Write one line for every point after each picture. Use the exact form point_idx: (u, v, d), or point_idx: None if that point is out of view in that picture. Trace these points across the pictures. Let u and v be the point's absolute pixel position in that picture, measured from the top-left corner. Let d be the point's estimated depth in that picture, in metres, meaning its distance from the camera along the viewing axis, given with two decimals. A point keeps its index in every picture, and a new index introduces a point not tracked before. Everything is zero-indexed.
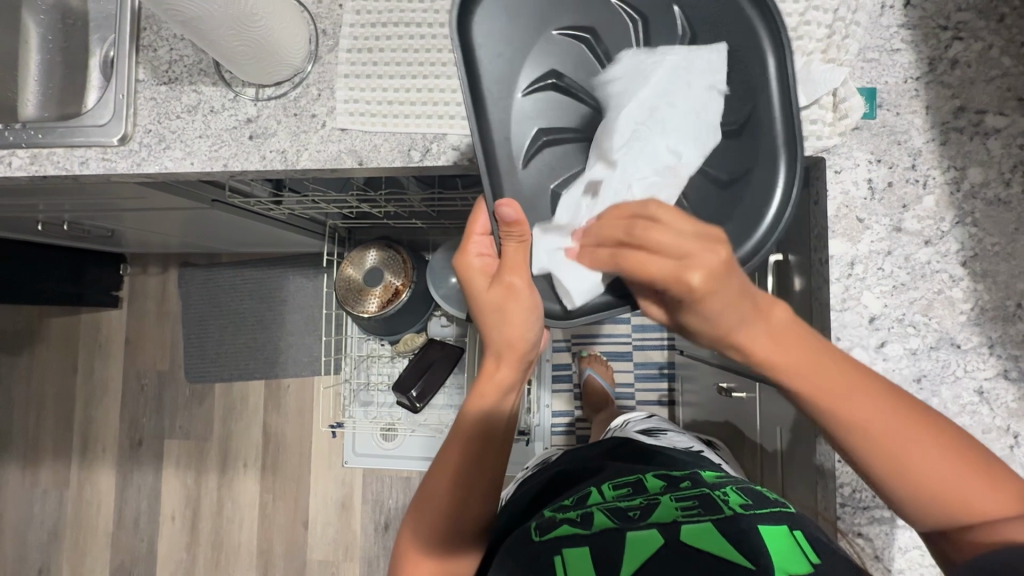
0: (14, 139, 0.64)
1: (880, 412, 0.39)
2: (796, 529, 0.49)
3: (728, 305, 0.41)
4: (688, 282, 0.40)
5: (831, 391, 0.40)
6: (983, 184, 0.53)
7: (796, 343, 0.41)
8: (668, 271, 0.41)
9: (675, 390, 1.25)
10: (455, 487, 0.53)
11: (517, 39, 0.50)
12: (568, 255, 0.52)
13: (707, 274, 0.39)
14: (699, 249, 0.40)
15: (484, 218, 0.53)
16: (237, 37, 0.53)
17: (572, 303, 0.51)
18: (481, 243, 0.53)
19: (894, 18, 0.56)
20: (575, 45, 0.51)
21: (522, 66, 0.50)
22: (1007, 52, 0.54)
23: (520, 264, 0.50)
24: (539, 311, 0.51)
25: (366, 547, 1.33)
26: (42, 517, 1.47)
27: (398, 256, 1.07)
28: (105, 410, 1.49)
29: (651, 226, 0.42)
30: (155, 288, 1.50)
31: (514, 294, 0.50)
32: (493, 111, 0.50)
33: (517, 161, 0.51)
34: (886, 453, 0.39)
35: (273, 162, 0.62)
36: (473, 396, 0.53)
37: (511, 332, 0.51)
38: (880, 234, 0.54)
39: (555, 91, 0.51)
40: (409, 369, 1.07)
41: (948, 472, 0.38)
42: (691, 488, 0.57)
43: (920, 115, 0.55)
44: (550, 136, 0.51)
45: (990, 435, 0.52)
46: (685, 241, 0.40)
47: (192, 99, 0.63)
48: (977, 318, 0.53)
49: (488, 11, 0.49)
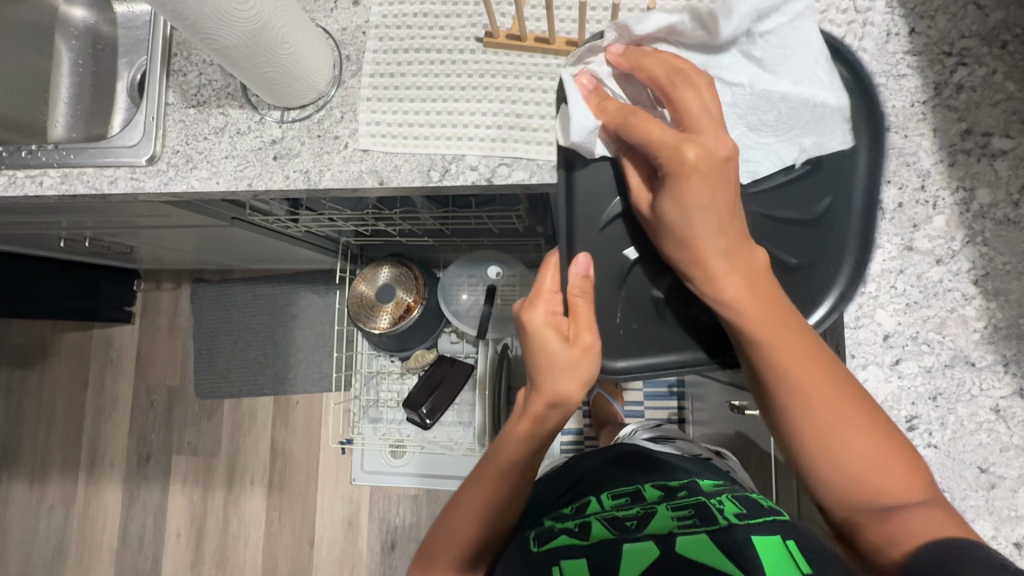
0: (47, 159, 0.66)
1: (816, 374, 0.44)
2: (789, 539, 0.49)
3: (704, 196, 0.44)
4: (685, 154, 0.43)
5: (786, 354, 0.44)
6: (992, 205, 0.54)
7: (764, 287, 0.45)
8: (671, 141, 0.44)
9: (684, 409, 1.24)
10: (487, 510, 0.56)
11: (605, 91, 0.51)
12: (622, 316, 0.52)
13: (703, 153, 0.43)
14: (709, 131, 0.45)
15: (553, 277, 0.53)
16: (267, 63, 0.55)
17: (617, 361, 0.52)
18: (551, 301, 0.54)
19: (899, 45, 0.58)
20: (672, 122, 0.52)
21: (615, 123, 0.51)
22: (1010, 77, 0.56)
23: (591, 323, 0.51)
24: (589, 373, 0.51)
25: (371, 566, 1.32)
26: (47, 533, 1.47)
27: (410, 273, 1.09)
28: (114, 425, 1.49)
29: (679, 85, 0.46)
30: (168, 303, 1.51)
31: (588, 352, 0.50)
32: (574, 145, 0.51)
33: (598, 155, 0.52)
34: (819, 424, 0.43)
35: (296, 181, 0.63)
36: (521, 427, 0.55)
37: (574, 383, 0.52)
38: (891, 253, 0.55)
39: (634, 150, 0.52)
40: (418, 386, 1.07)
41: (866, 463, 0.42)
42: (688, 498, 0.57)
43: (928, 137, 0.56)
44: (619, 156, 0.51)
45: (1008, 453, 0.52)
46: (699, 120, 0.45)
47: (219, 122, 0.65)
48: (991, 336, 0.53)
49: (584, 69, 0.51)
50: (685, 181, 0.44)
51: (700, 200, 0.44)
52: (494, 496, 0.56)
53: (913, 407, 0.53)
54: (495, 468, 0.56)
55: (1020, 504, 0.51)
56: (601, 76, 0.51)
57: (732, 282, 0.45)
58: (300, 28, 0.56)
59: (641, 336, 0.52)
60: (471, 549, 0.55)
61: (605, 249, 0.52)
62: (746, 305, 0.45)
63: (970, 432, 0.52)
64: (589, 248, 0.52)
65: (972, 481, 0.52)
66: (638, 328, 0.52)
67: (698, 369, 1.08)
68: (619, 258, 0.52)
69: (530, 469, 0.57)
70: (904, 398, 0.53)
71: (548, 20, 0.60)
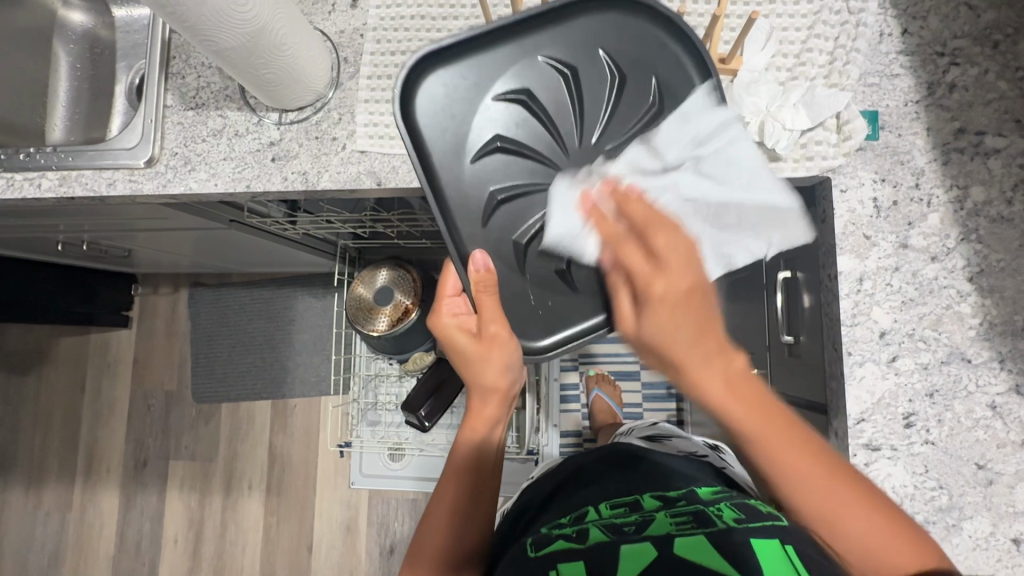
0: (46, 161, 0.66)
1: (810, 460, 0.45)
2: (788, 542, 0.48)
3: (682, 323, 0.45)
4: (652, 286, 0.46)
5: (782, 453, 0.45)
6: (986, 203, 0.55)
7: (746, 387, 0.46)
8: (643, 274, 0.47)
9: (683, 410, 1.24)
10: (455, 507, 0.58)
11: (472, 83, 0.54)
12: (535, 295, 0.55)
13: (671, 288, 0.45)
14: (680, 265, 0.46)
15: (452, 279, 0.60)
16: (265, 65, 0.55)
17: (541, 339, 0.55)
18: (452, 303, 0.60)
19: (892, 45, 0.59)
20: (512, 106, 0.54)
21: (492, 115, 0.54)
22: (1002, 76, 0.56)
23: (495, 312, 0.53)
24: (511, 354, 0.55)
25: (370, 570, 1.31)
26: (43, 539, 1.46)
27: (408, 275, 1.08)
28: (111, 430, 1.48)
29: (657, 227, 0.47)
30: (166, 308, 1.51)
31: (496, 343, 0.54)
32: (442, 139, 0.54)
33: (465, 154, 0.54)
34: (816, 507, 0.45)
35: (294, 183, 0.64)
36: (466, 427, 0.61)
37: (495, 373, 0.58)
38: (887, 251, 0.56)
39: (502, 151, 0.54)
40: (417, 389, 1.06)
41: (866, 528, 0.44)
42: (687, 506, 0.56)
43: (922, 136, 0.57)
44: (503, 142, 0.54)
45: (1005, 449, 0.52)
46: (672, 258, 0.46)
47: (218, 124, 0.66)
48: (986, 333, 0.53)
49: (446, 73, 0.54)
50: (654, 309, 0.45)
51: (670, 323, 0.45)
52: (457, 505, 0.59)
53: (910, 404, 0.53)
54: (452, 472, 0.60)
55: (1017, 499, 0.51)
56: (433, 88, 0.53)
57: (717, 391, 0.45)
58: (299, 31, 0.56)
59: (558, 311, 0.55)
60: (447, 550, 0.57)
61: (494, 240, 0.54)
62: (730, 408, 0.45)
63: (967, 429, 0.53)
64: (480, 246, 0.54)
65: (970, 478, 0.52)
66: (554, 304, 0.55)
67: None
68: (509, 242, 0.54)
69: (486, 469, 0.61)
70: (901, 395, 0.54)
71: None
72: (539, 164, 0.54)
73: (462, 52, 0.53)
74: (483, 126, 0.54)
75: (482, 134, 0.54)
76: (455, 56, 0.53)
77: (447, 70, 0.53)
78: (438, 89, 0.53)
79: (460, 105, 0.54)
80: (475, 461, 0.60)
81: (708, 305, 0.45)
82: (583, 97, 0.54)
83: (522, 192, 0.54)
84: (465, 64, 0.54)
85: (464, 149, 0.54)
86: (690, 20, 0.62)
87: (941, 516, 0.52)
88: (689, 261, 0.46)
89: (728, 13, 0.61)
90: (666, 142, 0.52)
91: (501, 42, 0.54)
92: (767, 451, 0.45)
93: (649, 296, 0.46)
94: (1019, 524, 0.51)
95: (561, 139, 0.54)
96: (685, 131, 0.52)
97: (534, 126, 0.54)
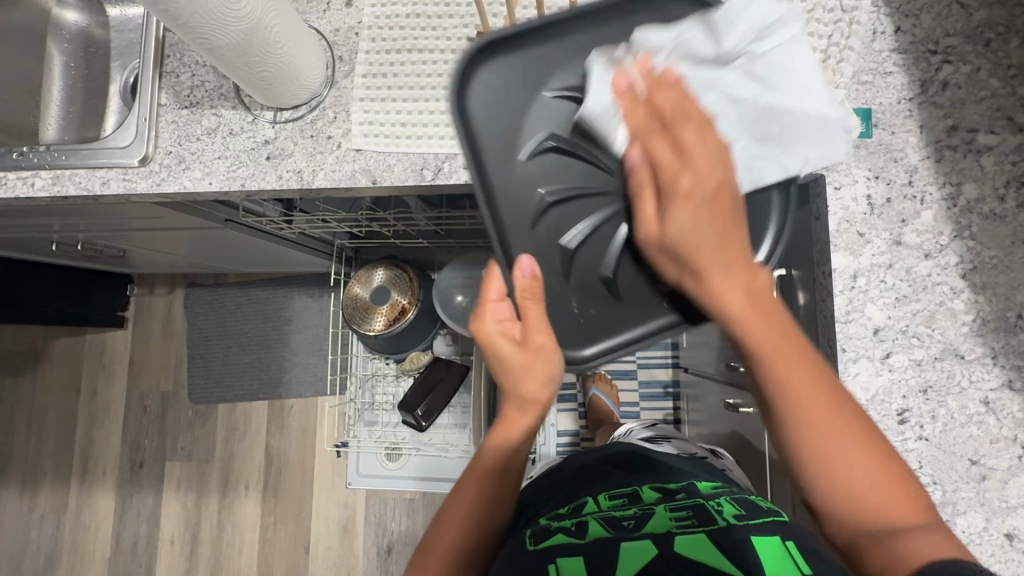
0: (39, 160, 0.66)
1: (814, 386, 0.42)
2: (787, 540, 0.49)
3: (700, 220, 0.41)
4: (677, 182, 0.42)
5: (792, 377, 0.42)
6: (979, 200, 0.55)
7: (765, 306, 0.42)
8: (668, 164, 0.42)
9: (680, 409, 1.24)
10: (475, 514, 0.57)
11: (529, 76, 0.50)
12: (579, 303, 0.52)
13: (695, 179, 0.41)
14: (706, 165, 0.42)
15: (497, 282, 0.52)
16: (259, 63, 0.55)
17: (585, 348, 0.52)
18: (498, 308, 0.52)
19: (885, 43, 0.59)
20: (570, 103, 0.50)
21: (550, 111, 0.50)
22: (994, 74, 0.57)
23: (542, 325, 0.50)
24: (559, 369, 0.51)
25: (367, 570, 1.31)
26: (38, 541, 1.45)
27: (404, 275, 1.08)
28: (107, 431, 1.48)
29: (686, 119, 0.43)
30: (161, 308, 1.50)
31: (540, 353, 0.50)
32: (494, 137, 0.50)
33: (518, 150, 0.50)
34: (815, 444, 0.41)
35: (289, 181, 0.64)
36: (497, 437, 0.56)
37: (536, 386, 0.52)
38: (881, 248, 0.56)
39: (557, 150, 0.50)
40: (413, 389, 1.07)
41: (857, 467, 0.40)
42: (686, 499, 0.57)
43: (915, 133, 0.57)
44: (558, 139, 0.50)
45: (998, 445, 0.52)
46: (702, 148, 0.42)
47: (212, 122, 0.65)
48: (979, 329, 0.54)
49: (501, 65, 0.50)
50: (680, 201, 0.41)
51: (691, 221, 0.41)
52: (477, 503, 0.57)
53: (904, 400, 0.54)
54: (478, 474, 0.58)
55: (1010, 495, 0.51)
56: (487, 79, 0.50)
57: (734, 301, 0.42)
58: (294, 29, 0.56)
59: (604, 320, 0.52)
60: (464, 552, 0.57)
61: (542, 245, 0.51)
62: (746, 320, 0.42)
63: (960, 425, 0.53)
64: (528, 250, 0.51)
65: (963, 473, 0.52)
66: (600, 314, 0.52)
67: (692, 369, 1.08)
68: (556, 248, 0.51)
69: (511, 475, 0.59)
70: (895, 391, 0.54)
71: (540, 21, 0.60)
72: (593, 165, 0.50)
73: (518, 43, 0.50)
74: (536, 123, 0.50)
75: (535, 131, 0.50)
76: (514, 48, 0.50)
77: (503, 60, 0.50)
78: (494, 83, 0.50)
79: (516, 100, 0.50)
80: (503, 468, 0.57)
81: (728, 208, 0.42)
82: None
83: (573, 195, 0.51)
84: (525, 57, 0.50)
85: (517, 144, 0.50)
86: None
87: None
88: (716, 156, 0.42)
89: None
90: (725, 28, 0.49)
91: (563, 33, 0.50)
92: (779, 374, 0.42)
93: (671, 186, 0.42)
94: (1011, 519, 0.51)
95: None
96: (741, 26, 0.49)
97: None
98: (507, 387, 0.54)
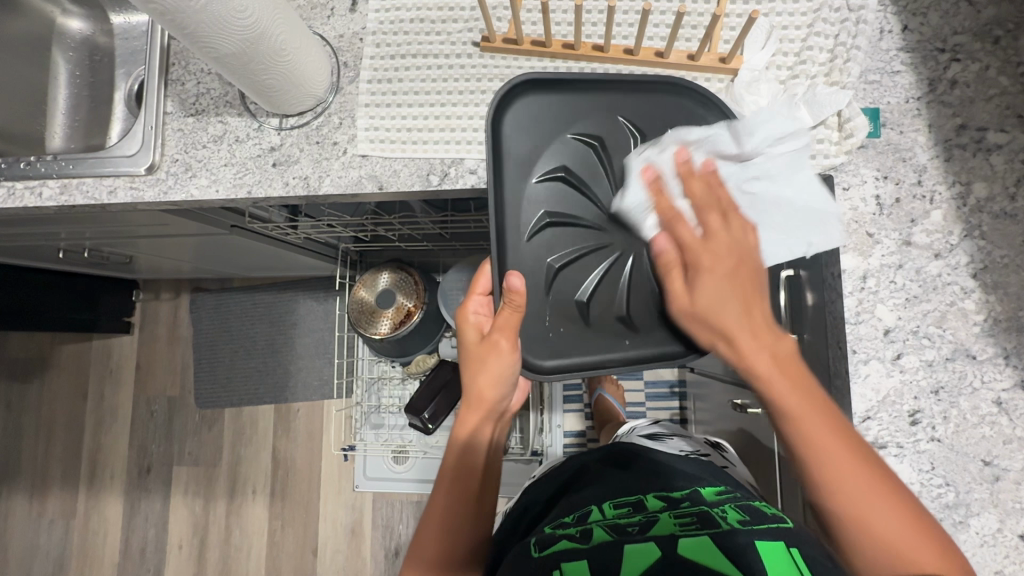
0: (46, 170, 0.66)
1: (839, 438, 0.44)
2: (793, 546, 0.48)
3: (725, 292, 0.48)
4: (700, 257, 0.49)
5: (813, 424, 0.44)
6: (989, 199, 0.55)
7: (792, 366, 0.46)
8: (694, 247, 0.49)
9: (686, 409, 1.24)
10: (449, 516, 0.57)
11: (559, 115, 0.57)
12: (551, 318, 0.56)
13: (714, 260, 0.48)
14: (722, 248, 0.49)
15: (485, 280, 0.59)
16: (267, 71, 0.55)
17: (547, 360, 0.56)
18: (479, 302, 0.59)
19: (893, 42, 0.58)
20: (586, 146, 0.57)
21: (553, 147, 0.57)
22: (1004, 71, 0.56)
23: (508, 325, 0.54)
24: (512, 365, 0.55)
25: (375, 572, 1.31)
26: (48, 547, 1.46)
27: (410, 278, 1.08)
28: (115, 436, 1.48)
29: (712, 208, 0.50)
30: (167, 313, 1.51)
31: (496, 350, 0.55)
32: (512, 153, 0.56)
33: (533, 172, 0.56)
34: (844, 486, 0.43)
35: (296, 188, 0.64)
36: (459, 434, 0.60)
37: (489, 382, 0.57)
38: (890, 248, 0.56)
39: (563, 181, 0.56)
40: (420, 392, 1.06)
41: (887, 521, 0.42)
42: (690, 507, 0.55)
43: (924, 133, 0.57)
44: (567, 173, 0.56)
45: (1011, 445, 0.52)
46: (721, 240, 0.49)
47: (218, 130, 0.66)
48: (991, 329, 0.53)
49: (529, 103, 0.57)
50: (705, 275, 0.48)
51: (715, 297, 0.48)
52: (448, 515, 0.58)
53: (915, 401, 0.53)
54: (434, 516, 0.58)
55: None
56: (524, 108, 0.57)
57: (759, 355, 0.46)
58: (300, 36, 0.56)
59: (570, 339, 0.56)
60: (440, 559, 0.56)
61: (529, 260, 0.56)
62: (774, 378, 0.46)
63: (973, 426, 0.53)
64: (518, 261, 0.56)
65: (976, 474, 0.52)
66: (567, 332, 0.56)
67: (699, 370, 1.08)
68: (544, 265, 0.56)
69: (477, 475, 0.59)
70: (907, 392, 0.54)
71: (545, 24, 0.60)
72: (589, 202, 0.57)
73: (557, 87, 0.56)
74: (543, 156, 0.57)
75: (550, 160, 0.57)
76: (554, 88, 0.57)
77: (530, 100, 0.57)
78: (525, 117, 0.57)
79: (544, 131, 0.57)
80: (463, 491, 0.58)
81: (755, 285, 0.48)
82: None
83: (569, 223, 0.57)
84: (556, 99, 0.57)
85: (532, 167, 0.56)
86: (690, 20, 0.62)
87: (948, 514, 0.52)
88: (737, 240, 0.49)
89: (727, 13, 0.61)
90: (751, 129, 0.53)
91: (594, 91, 0.57)
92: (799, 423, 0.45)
93: (699, 262, 0.49)
94: None
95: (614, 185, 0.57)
96: (771, 124, 0.53)
97: (596, 169, 0.57)
98: (468, 381, 0.58)
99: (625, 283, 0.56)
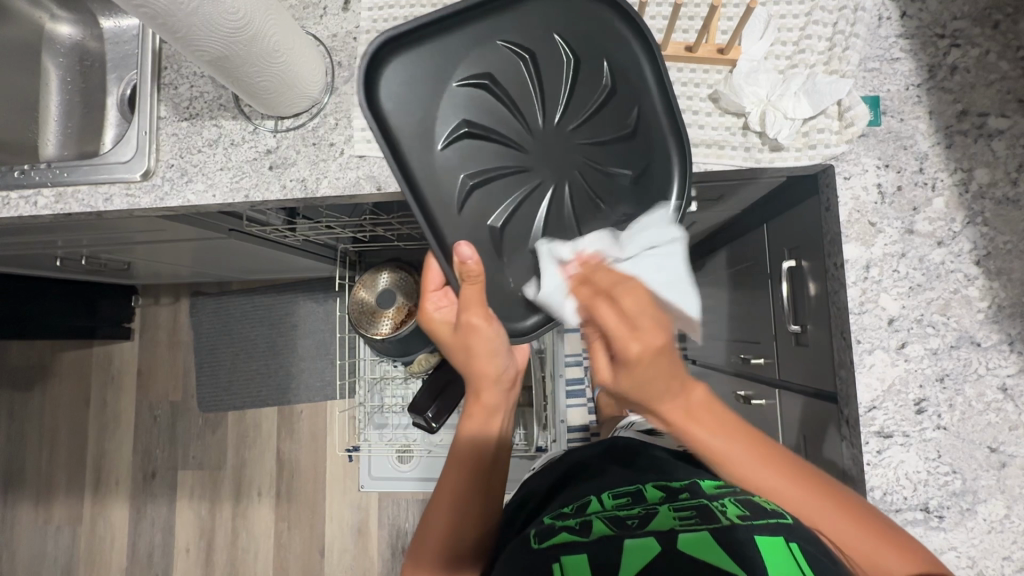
0: (41, 178, 0.65)
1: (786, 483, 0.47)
2: (793, 542, 0.45)
3: (657, 379, 0.47)
4: (629, 349, 0.48)
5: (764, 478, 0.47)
6: (991, 184, 0.55)
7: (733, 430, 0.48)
8: (619, 334, 0.49)
9: None
10: (455, 502, 0.57)
11: (435, 61, 0.54)
12: (514, 278, 0.57)
13: (642, 348, 0.48)
14: (647, 326, 0.49)
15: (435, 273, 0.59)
16: (261, 73, 0.55)
17: (526, 320, 0.56)
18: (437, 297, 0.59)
19: (892, 29, 0.58)
20: (476, 91, 0.55)
21: (446, 103, 0.54)
22: (1004, 56, 0.56)
23: (477, 304, 0.53)
24: (500, 340, 0.55)
25: (383, 571, 1.32)
26: (55, 554, 1.46)
27: (410, 278, 1.08)
28: (118, 442, 1.48)
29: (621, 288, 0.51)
30: (167, 318, 1.50)
31: (474, 331, 0.54)
32: (406, 121, 0.53)
33: (436, 142, 0.54)
34: (809, 523, 0.47)
35: (294, 190, 0.63)
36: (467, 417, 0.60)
37: (484, 360, 0.56)
38: (893, 237, 0.55)
39: (470, 136, 0.55)
40: (422, 391, 1.04)
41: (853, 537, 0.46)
42: (690, 499, 0.53)
43: (924, 120, 0.56)
44: (470, 125, 0.55)
45: (1018, 431, 0.52)
46: (640, 320, 0.49)
47: (213, 133, 0.65)
48: (995, 316, 0.53)
49: (399, 58, 0.53)
50: (631, 364, 0.48)
51: (644, 392, 0.48)
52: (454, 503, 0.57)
53: (921, 390, 0.53)
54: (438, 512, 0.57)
55: None
56: (396, 71, 0.52)
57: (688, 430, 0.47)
58: (293, 37, 0.55)
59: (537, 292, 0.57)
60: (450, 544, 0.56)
61: (468, 230, 0.55)
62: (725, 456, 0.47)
63: (978, 413, 0.53)
64: (456, 234, 0.55)
65: (983, 461, 0.52)
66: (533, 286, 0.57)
67: (702, 362, 1.08)
68: (484, 227, 0.56)
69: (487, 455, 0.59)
70: (912, 380, 0.54)
71: None
72: (505, 147, 0.56)
73: (417, 38, 0.53)
74: (440, 116, 0.54)
75: (449, 119, 0.54)
76: (415, 39, 0.53)
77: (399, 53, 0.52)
78: (399, 76, 0.53)
79: (426, 88, 0.53)
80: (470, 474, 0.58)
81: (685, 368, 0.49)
82: (541, 81, 0.55)
83: (493, 177, 0.56)
84: (425, 45, 0.53)
85: (433, 134, 0.54)
86: (687, 10, 0.61)
87: (955, 500, 0.52)
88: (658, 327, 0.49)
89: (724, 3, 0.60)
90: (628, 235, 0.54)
91: (460, 23, 0.54)
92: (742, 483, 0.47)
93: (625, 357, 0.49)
94: None
95: (524, 122, 0.56)
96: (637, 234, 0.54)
97: (501, 110, 0.55)
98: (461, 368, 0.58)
99: (573, 212, 0.56)
